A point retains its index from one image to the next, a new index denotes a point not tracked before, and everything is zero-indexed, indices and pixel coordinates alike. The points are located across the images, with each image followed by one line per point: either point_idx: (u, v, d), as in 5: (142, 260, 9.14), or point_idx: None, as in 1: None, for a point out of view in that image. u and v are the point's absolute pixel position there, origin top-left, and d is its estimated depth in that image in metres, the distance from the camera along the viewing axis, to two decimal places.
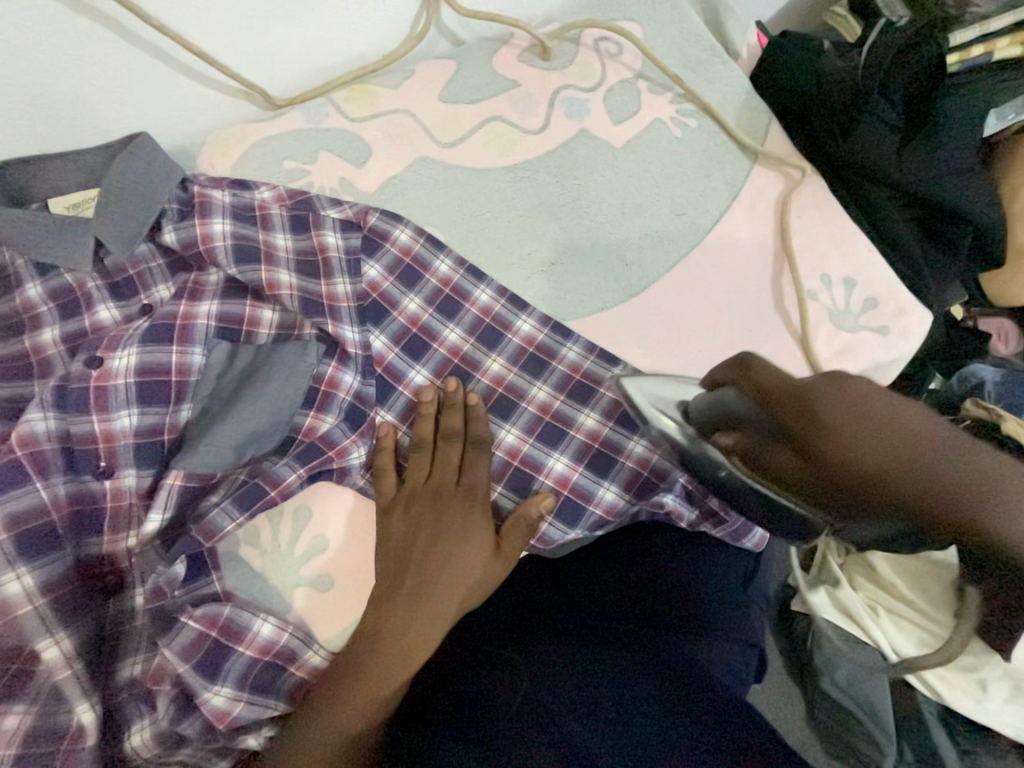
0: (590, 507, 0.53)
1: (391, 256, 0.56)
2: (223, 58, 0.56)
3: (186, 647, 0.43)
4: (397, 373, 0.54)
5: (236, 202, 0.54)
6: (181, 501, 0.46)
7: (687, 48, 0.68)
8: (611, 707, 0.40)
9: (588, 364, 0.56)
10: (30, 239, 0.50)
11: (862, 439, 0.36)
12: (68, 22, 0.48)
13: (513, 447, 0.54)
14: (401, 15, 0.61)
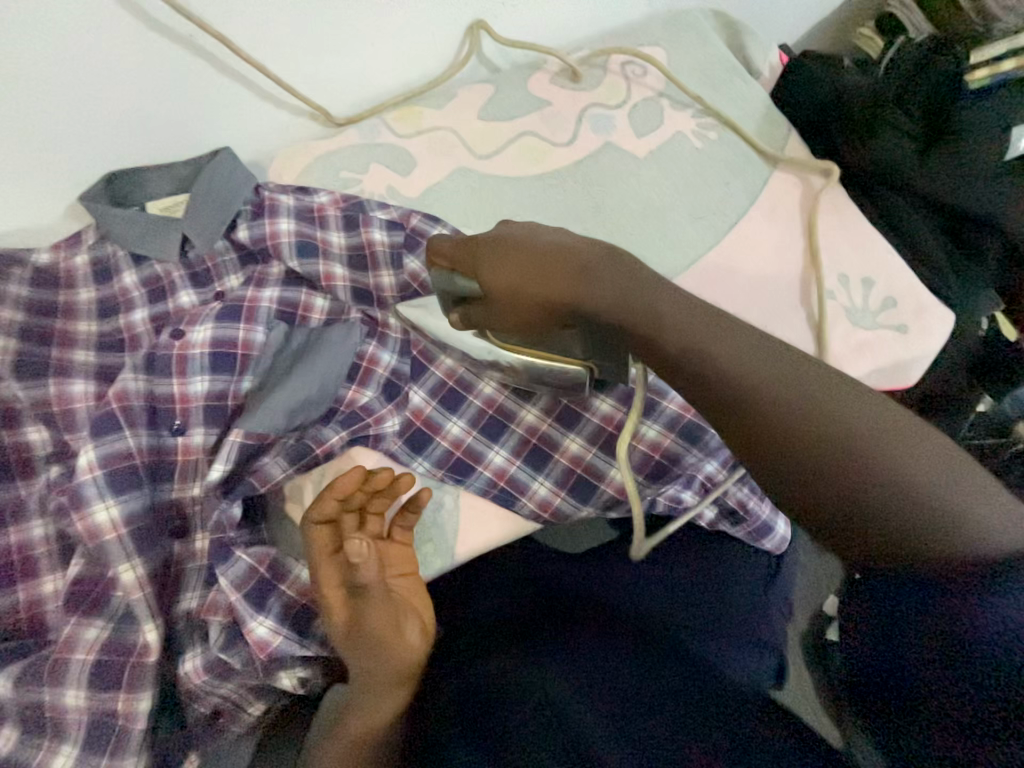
0: (602, 486, 0.55)
1: (429, 251, 0.60)
2: (296, 84, 0.65)
3: (237, 578, 0.49)
4: (430, 356, 0.60)
5: (297, 207, 0.62)
6: (239, 457, 0.53)
7: (710, 69, 0.73)
8: (622, 703, 0.44)
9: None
10: (131, 233, 0.59)
11: (486, 262, 0.42)
12: (175, 56, 0.58)
13: (533, 425, 0.58)
14: (446, 46, 0.70)
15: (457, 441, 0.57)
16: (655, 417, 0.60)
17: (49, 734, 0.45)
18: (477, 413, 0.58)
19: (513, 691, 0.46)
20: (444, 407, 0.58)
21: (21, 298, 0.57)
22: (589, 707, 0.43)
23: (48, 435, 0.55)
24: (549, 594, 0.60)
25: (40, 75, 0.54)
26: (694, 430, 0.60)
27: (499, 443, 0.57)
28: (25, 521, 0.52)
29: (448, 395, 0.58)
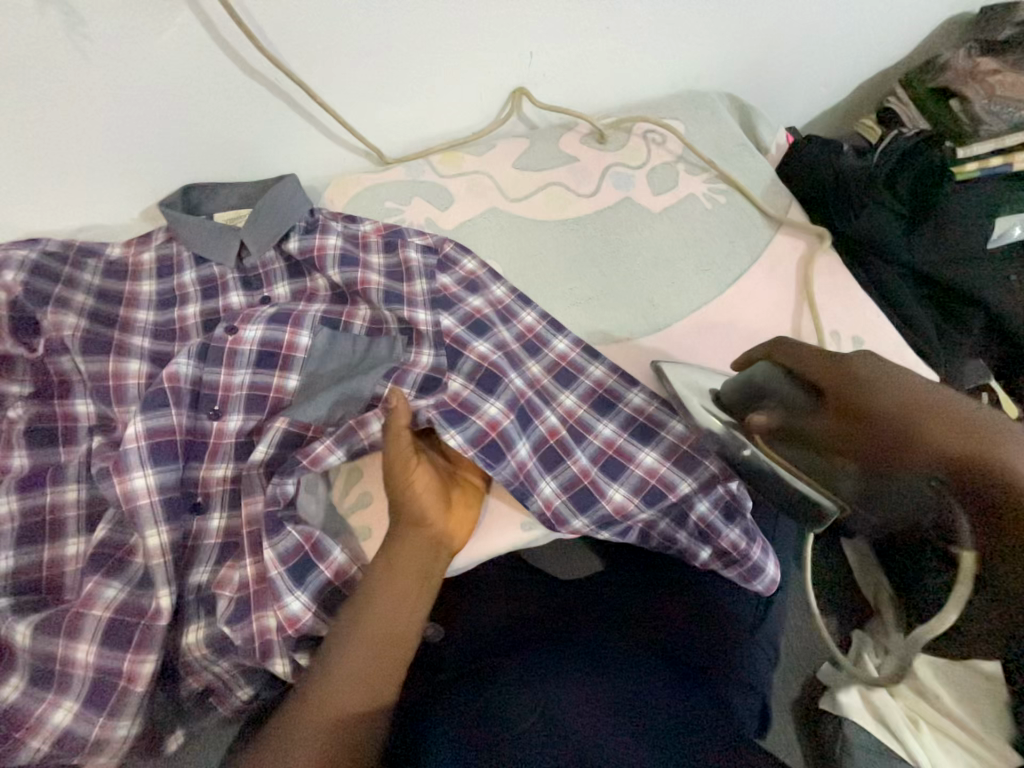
0: (602, 501, 0.59)
1: (457, 275, 0.69)
2: (358, 126, 0.75)
3: (285, 552, 0.52)
4: (464, 340, 0.63)
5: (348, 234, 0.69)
6: (281, 444, 0.57)
7: (723, 143, 0.82)
8: (588, 690, 0.56)
9: (611, 382, 0.65)
10: (198, 238, 0.67)
11: (871, 385, 0.48)
12: (258, 95, 0.68)
13: (554, 427, 0.62)
14: (491, 104, 0.79)
15: (493, 420, 0.58)
16: (651, 445, 0.62)
17: (54, 686, 0.47)
18: (513, 398, 0.60)
19: (496, 689, 0.57)
20: (481, 389, 0.60)
21: (93, 286, 0.64)
22: (583, 702, 0.54)
23: (93, 409, 0.60)
24: (542, 606, 0.71)
25: (146, 99, 0.64)
26: (688, 462, 0.61)
27: (526, 434, 0.60)
28: (62, 483, 0.57)
29: (485, 378, 0.61)
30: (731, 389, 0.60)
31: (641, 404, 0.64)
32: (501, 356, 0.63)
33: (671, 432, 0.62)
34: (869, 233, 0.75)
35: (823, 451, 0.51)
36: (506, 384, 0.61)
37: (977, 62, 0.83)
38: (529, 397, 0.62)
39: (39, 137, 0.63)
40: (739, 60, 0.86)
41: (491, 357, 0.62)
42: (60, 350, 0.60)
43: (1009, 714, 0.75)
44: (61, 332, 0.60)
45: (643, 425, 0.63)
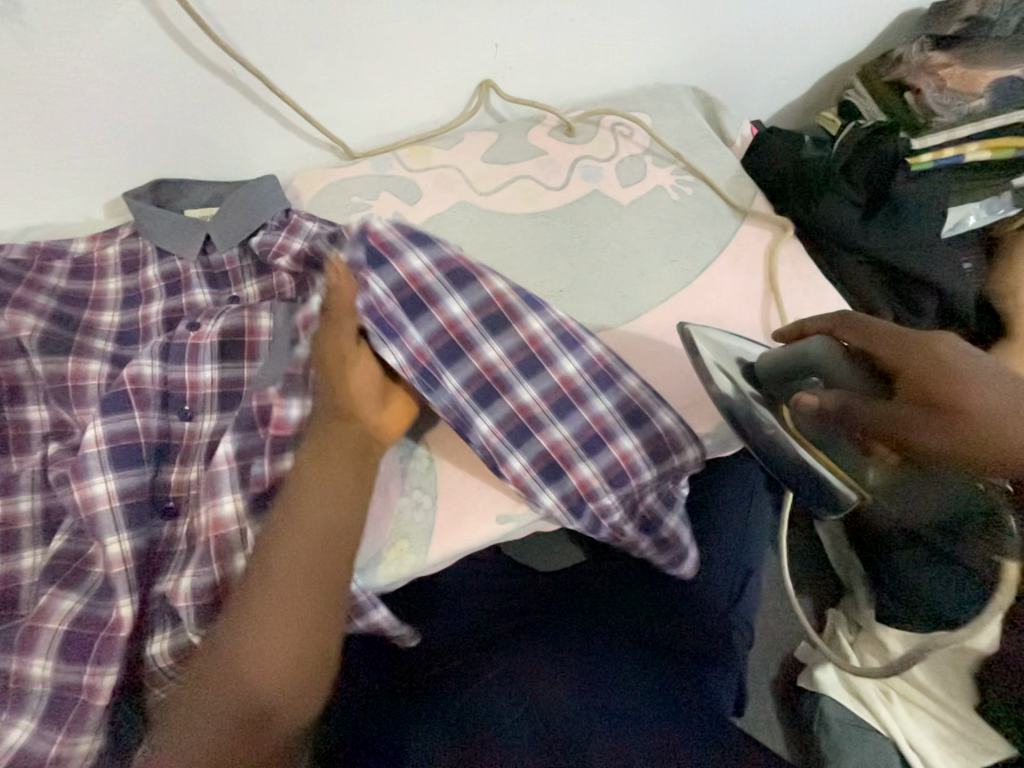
0: (569, 476, 0.57)
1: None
2: (322, 120, 0.74)
3: None
4: (434, 296, 0.56)
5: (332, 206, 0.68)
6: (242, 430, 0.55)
7: (689, 135, 0.83)
8: (571, 685, 0.58)
9: (614, 356, 0.60)
10: (159, 230, 0.65)
11: (989, 388, 0.49)
12: (215, 88, 0.66)
13: (525, 403, 0.57)
14: (458, 97, 0.79)
15: (450, 395, 0.55)
16: (637, 429, 0.59)
17: (7, 706, 0.46)
18: (474, 372, 0.57)
19: (480, 690, 0.59)
20: (444, 355, 0.56)
21: (60, 289, 0.62)
22: (569, 699, 0.57)
23: (48, 415, 0.57)
24: (530, 600, 0.72)
25: (96, 96, 0.62)
26: (660, 450, 0.59)
27: (487, 411, 0.56)
28: (15, 494, 0.54)
29: (448, 345, 0.56)
30: (773, 362, 0.59)
31: (640, 384, 0.60)
32: (474, 324, 0.57)
33: (658, 418, 0.59)
34: (826, 224, 0.78)
35: (862, 442, 0.53)
36: (469, 360, 0.56)
37: (929, 57, 0.85)
38: (503, 368, 0.57)
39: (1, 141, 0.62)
40: (703, 54, 0.87)
41: (459, 325, 0.57)
42: (14, 354, 0.58)
43: (975, 684, 0.75)
44: (18, 334, 0.58)
45: (637, 406, 0.59)
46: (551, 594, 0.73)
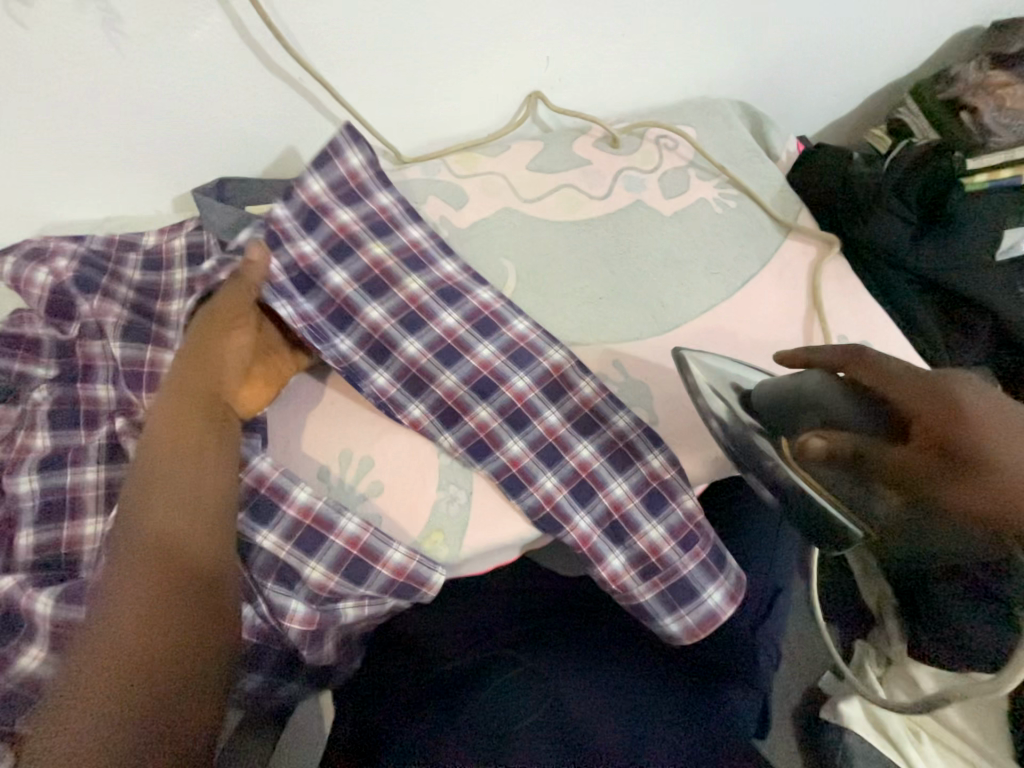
0: (531, 490, 0.59)
1: (401, 242, 0.68)
2: (376, 124, 0.77)
3: (333, 560, 0.55)
4: (430, 374, 0.62)
5: (332, 177, 0.67)
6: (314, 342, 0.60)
7: (735, 149, 0.83)
8: (596, 706, 0.58)
9: (568, 368, 0.64)
10: (223, 225, 0.69)
11: (1016, 449, 0.47)
12: (284, 93, 0.70)
13: (516, 456, 0.60)
14: (507, 107, 0.81)
15: (413, 422, 0.61)
16: (591, 436, 0.62)
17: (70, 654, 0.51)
18: (437, 399, 0.62)
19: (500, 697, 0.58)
20: (408, 389, 0.62)
21: (133, 279, 0.67)
22: (585, 701, 0.58)
23: (115, 393, 0.61)
24: (544, 605, 0.72)
25: (177, 99, 0.67)
26: (624, 460, 0.61)
27: (449, 430, 0.61)
28: (83, 464, 0.58)
29: (409, 377, 0.62)
30: (778, 398, 0.57)
31: (589, 393, 0.63)
32: (467, 391, 0.62)
33: (614, 425, 0.62)
34: (874, 240, 0.77)
35: (873, 484, 0.51)
36: (463, 420, 0.61)
37: (987, 76, 0.84)
38: (462, 393, 0.62)
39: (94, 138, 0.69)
40: (750, 71, 0.88)
41: (455, 394, 0.62)
42: (92, 335, 0.62)
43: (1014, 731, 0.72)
44: (104, 319, 0.62)
45: (588, 415, 0.63)
46: (567, 600, 0.73)
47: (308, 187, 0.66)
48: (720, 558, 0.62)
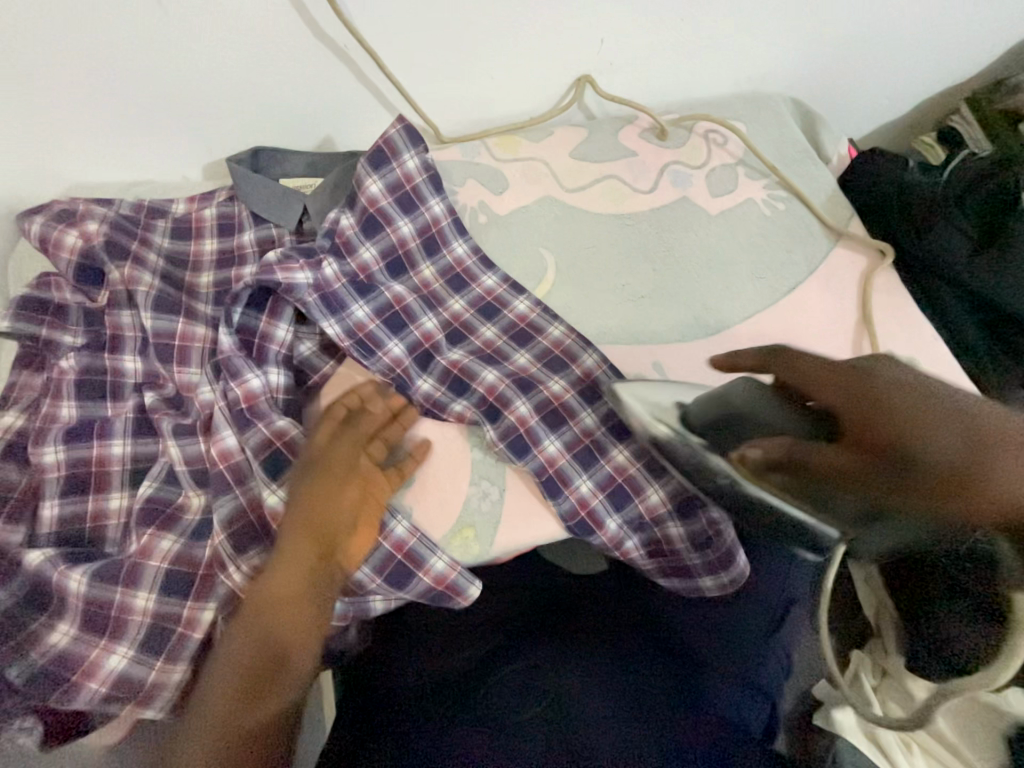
0: (567, 492, 0.57)
1: (445, 261, 0.67)
2: (417, 99, 0.74)
3: (378, 564, 0.53)
4: (472, 373, 0.61)
5: (388, 179, 0.65)
6: (360, 353, 0.60)
7: (786, 148, 0.80)
8: (604, 705, 0.56)
9: (601, 373, 0.62)
10: (258, 198, 0.67)
11: (909, 425, 0.49)
12: (327, 61, 0.67)
13: (552, 455, 0.58)
14: (553, 90, 0.78)
15: (458, 417, 0.59)
16: (627, 441, 0.60)
17: (108, 632, 0.48)
18: (480, 397, 0.60)
19: (506, 696, 0.58)
20: (450, 390, 0.61)
21: (163, 248, 0.65)
22: (595, 706, 0.56)
23: (141, 365, 0.60)
24: (549, 601, 0.70)
25: (214, 60, 0.64)
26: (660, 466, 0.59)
27: (491, 424, 0.58)
28: (109, 437, 0.56)
29: (453, 380, 0.61)
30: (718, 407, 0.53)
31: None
32: (508, 386, 0.60)
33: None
34: (929, 255, 0.74)
35: (843, 489, 0.48)
36: (505, 415, 0.58)
37: None
38: (503, 387, 0.60)
39: (127, 97, 0.66)
40: (806, 67, 0.84)
41: (495, 390, 0.60)
42: (120, 303, 0.61)
43: None
44: (134, 288, 0.60)
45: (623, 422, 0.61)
46: (579, 594, 0.71)
47: (365, 189, 0.64)
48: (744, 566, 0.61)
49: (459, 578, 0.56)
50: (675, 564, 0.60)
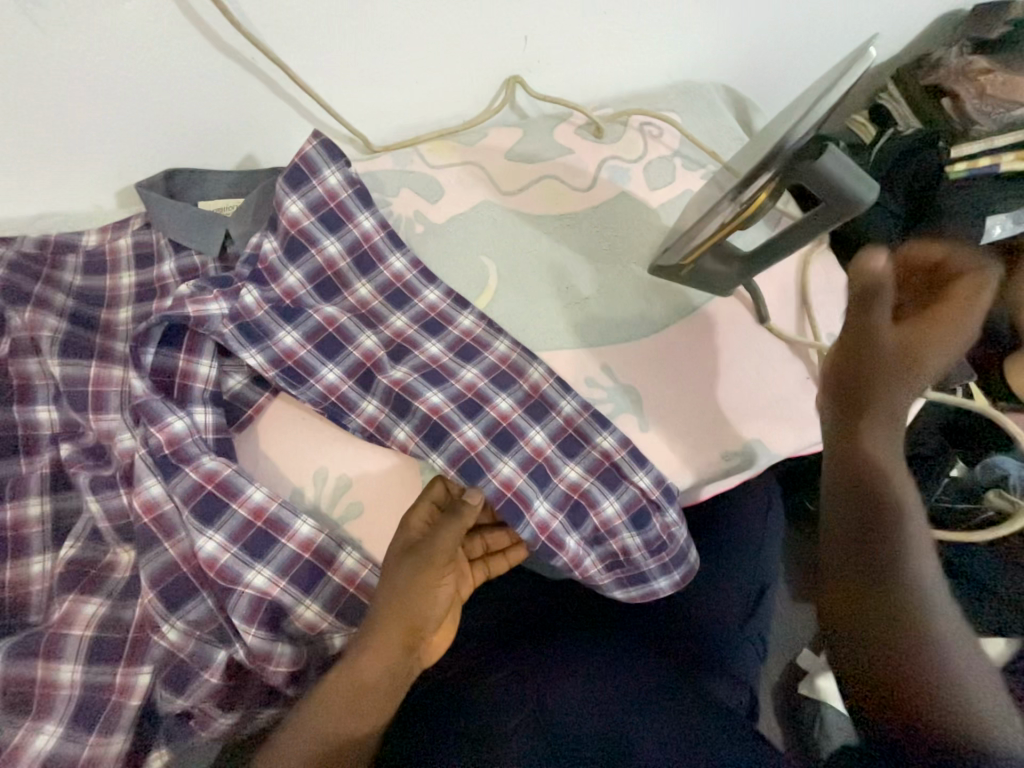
0: (527, 516, 0.55)
1: (382, 278, 0.64)
2: (341, 109, 0.71)
3: (329, 600, 0.51)
4: (415, 392, 0.57)
5: (310, 199, 0.62)
6: (288, 381, 0.58)
7: (721, 137, 0.80)
8: (586, 693, 0.54)
9: (548, 387, 0.61)
10: (174, 224, 0.63)
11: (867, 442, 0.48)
12: (237, 77, 0.64)
13: (507, 479, 0.56)
14: (483, 91, 0.76)
15: (401, 446, 0.57)
16: (577, 458, 0.59)
17: (32, 711, 0.45)
18: (423, 418, 0.57)
19: (491, 697, 0.54)
20: (395, 413, 0.58)
21: (74, 286, 0.61)
22: (577, 701, 0.53)
23: (56, 416, 0.55)
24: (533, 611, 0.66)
25: (109, 83, 0.60)
26: (613, 478, 0.59)
27: (438, 451, 0.56)
28: (24, 497, 0.52)
29: (398, 401, 0.58)
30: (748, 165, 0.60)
31: (572, 413, 0.60)
32: (452, 409, 0.58)
33: (598, 445, 0.59)
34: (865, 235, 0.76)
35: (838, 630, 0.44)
36: (452, 437, 0.56)
37: (972, 60, 0.79)
38: (448, 410, 0.57)
39: (14, 125, 0.61)
40: (735, 55, 0.84)
41: (441, 411, 0.57)
42: (28, 351, 0.56)
43: None
44: (38, 335, 0.56)
45: (574, 437, 0.60)
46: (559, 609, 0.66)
47: (285, 210, 0.61)
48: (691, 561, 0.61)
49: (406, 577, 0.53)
50: (631, 573, 0.59)
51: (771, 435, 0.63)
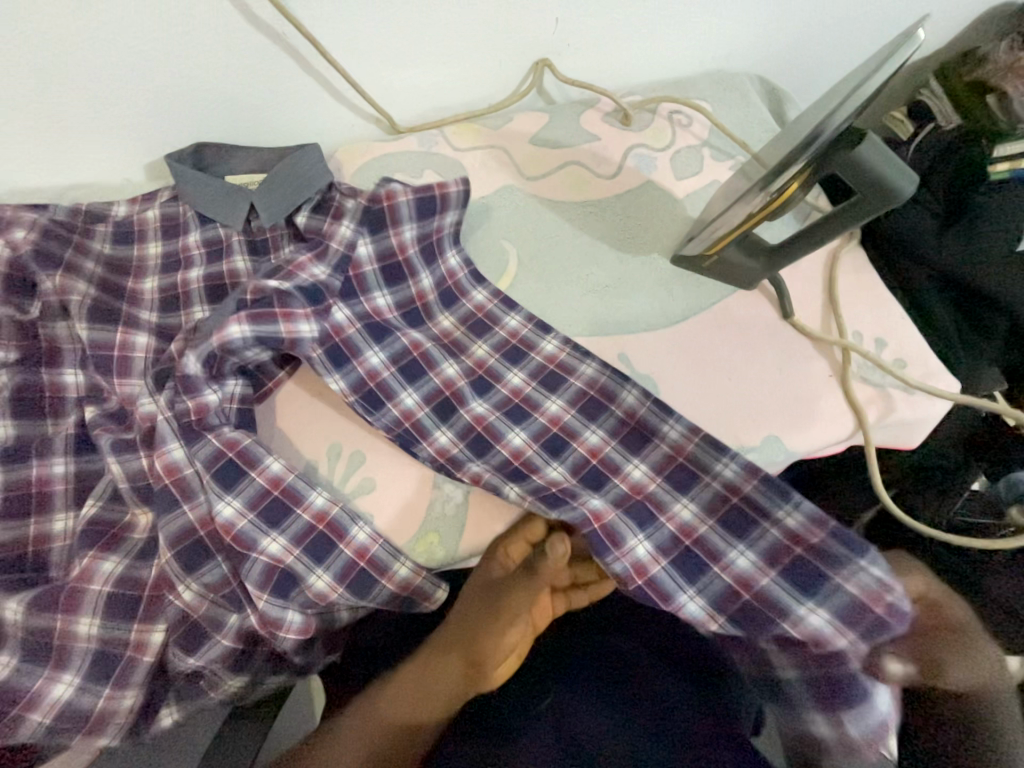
0: (576, 503, 0.52)
1: (465, 310, 0.64)
2: (369, 88, 0.71)
3: (340, 573, 0.51)
4: (497, 432, 0.58)
5: (423, 229, 0.65)
6: (366, 407, 0.57)
7: (753, 128, 0.78)
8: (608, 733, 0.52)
9: (645, 412, 0.58)
10: (201, 197, 0.64)
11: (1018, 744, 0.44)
12: (269, 52, 0.64)
13: (598, 510, 0.52)
14: (511, 75, 0.75)
15: (473, 478, 0.54)
16: (642, 455, 0.57)
17: (51, 660, 0.47)
18: (505, 459, 0.57)
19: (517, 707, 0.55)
20: (436, 414, 0.59)
21: (103, 254, 0.62)
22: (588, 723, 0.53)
23: (82, 379, 0.57)
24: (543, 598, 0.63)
25: (143, 54, 0.60)
26: (685, 478, 0.55)
27: (516, 482, 0.54)
28: (49, 457, 0.54)
29: (442, 404, 0.59)
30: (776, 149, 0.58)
31: (679, 439, 0.56)
32: (536, 449, 0.57)
33: (719, 476, 0.55)
34: (900, 232, 0.73)
35: None
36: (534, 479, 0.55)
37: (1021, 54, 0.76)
38: (530, 452, 0.57)
39: (52, 94, 0.62)
40: (769, 42, 0.81)
41: (523, 454, 0.57)
42: (57, 315, 0.58)
43: None
44: (67, 299, 0.57)
45: (683, 467, 0.56)
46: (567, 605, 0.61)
47: (399, 233, 0.64)
48: (880, 710, 0.47)
49: (426, 583, 0.54)
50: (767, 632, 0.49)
51: (791, 433, 0.61)
